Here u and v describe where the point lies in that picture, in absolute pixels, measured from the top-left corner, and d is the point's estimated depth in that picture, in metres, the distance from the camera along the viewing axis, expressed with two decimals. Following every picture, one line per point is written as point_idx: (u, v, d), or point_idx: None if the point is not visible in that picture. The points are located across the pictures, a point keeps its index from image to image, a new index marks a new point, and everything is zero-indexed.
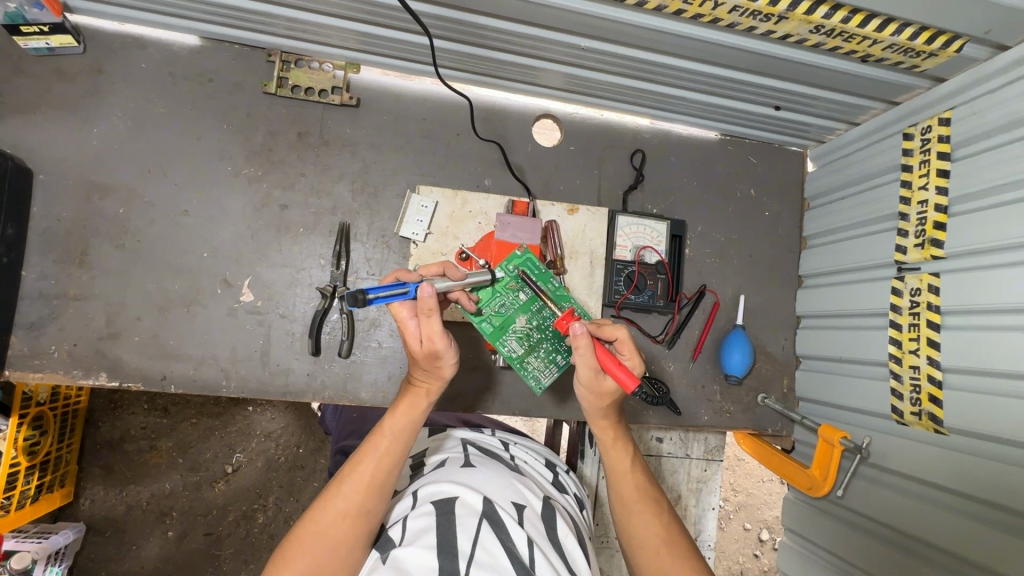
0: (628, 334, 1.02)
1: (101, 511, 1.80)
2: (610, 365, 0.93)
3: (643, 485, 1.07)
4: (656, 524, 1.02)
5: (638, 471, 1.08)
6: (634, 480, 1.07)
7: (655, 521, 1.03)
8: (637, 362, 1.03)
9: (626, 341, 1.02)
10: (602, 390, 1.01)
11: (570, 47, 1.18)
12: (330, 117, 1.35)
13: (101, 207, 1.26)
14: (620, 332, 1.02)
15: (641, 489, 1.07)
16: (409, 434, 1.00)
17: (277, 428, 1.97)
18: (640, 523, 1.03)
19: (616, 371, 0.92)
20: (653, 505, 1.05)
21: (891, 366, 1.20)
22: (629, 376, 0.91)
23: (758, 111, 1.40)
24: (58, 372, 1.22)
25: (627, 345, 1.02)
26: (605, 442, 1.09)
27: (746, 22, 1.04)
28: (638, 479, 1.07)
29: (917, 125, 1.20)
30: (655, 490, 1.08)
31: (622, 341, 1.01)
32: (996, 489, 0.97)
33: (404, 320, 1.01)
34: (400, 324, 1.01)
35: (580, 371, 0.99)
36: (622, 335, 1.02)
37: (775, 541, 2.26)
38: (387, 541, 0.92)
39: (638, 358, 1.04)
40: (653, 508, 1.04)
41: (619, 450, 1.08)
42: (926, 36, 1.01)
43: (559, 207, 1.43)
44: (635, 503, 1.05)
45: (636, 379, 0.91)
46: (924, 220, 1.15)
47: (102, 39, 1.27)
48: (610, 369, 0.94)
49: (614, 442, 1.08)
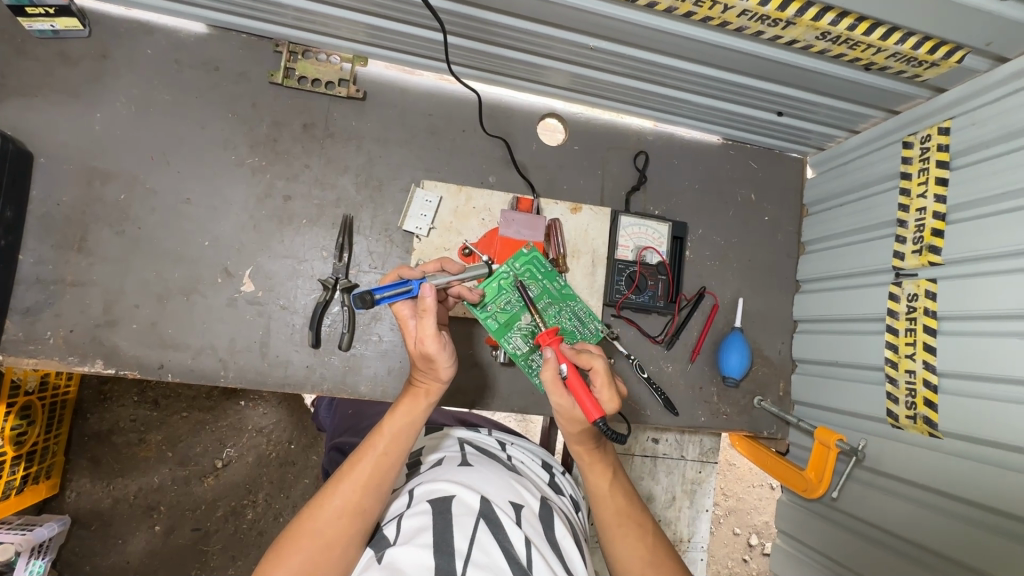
0: (604, 366, 0.97)
1: (86, 504, 1.77)
2: (577, 392, 0.92)
3: (624, 508, 1.06)
4: (640, 547, 1.02)
5: (619, 493, 1.07)
6: (615, 503, 1.06)
7: (637, 543, 1.02)
8: (611, 398, 0.96)
9: (600, 372, 0.97)
10: (573, 418, 1.00)
11: (580, 46, 1.19)
12: (335, 109, 1.35)
13: (102, 192, 1.24)
14: (595, 361, 0.98)
15: (622, 512, 1.05)
16: (409, 434, 0.99)
17: (268, 424, 1.95)
18: (623, 547, 1.02)
19: (582, 399, 0.91)
20: (635, 528, 1.04)
21: (887, 370, 1.21)
22: (594, 406, 0.90)
23: (759, 116, 1.42)
24: (53, 358, 1.20)
25: (602, 377, 0.97)
26: (584, 466, 1.07)
27: (754, 26, 1.05)
28: (619, 501, 1.06)
29: (917, 133, 1.22)
30: (639, 510, 1.07)
31: (596, 371, 0.97)
32: (989, 493, 0.98)
33: (404, 320, 1.02)
34: (401, 324, 1.02)
35: (552, 397, 0.99)
36: (597, 365, 0.97)
37: (764, 546, 2.27)
38: (382, 539, 0.91)
39: (613, 394, 0.96)
40: (636, 531, 1.04)
41: (598, 474, 1.06)
42: (928, 46, 1.03)
43: (562, 206, 1.44)
44: (616, 527, 1.04)
45: (600, 410, 0.90)
46: (923, 226, 1.17)
47: (107, 24, 1.26)
48: (577, 396, 0.92)
49: (592, 465, 1.07)
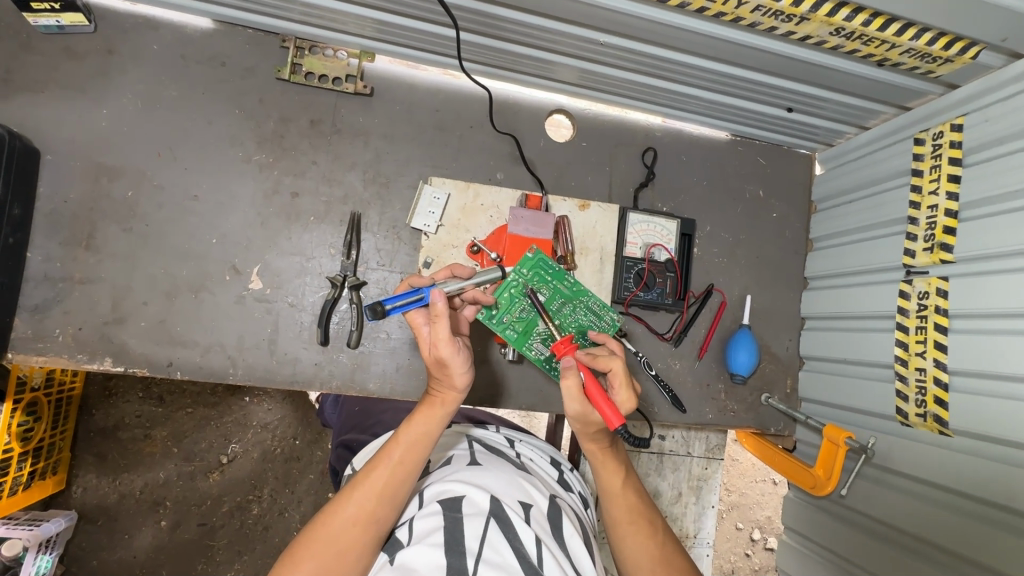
0: (622, 367, 1.01)
1: (93, 500, 1.77)
2: (597, 400, 0.93)
3: (636, 505, 1.05)
4: (649, 545, 1.01)
5: (631, 491, 1.07)
6: (626, 501, 1.05)
7: (646, 541, 1.02)
8: (628, 399, 0.99)
9: (619, 373, 1.00)
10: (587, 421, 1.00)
11: (590, 42, 1.18)
12: (343, 105, 1.34)
13: (109, 188, 1.24)
14: (613, 363, 1.01)
15: (634, 510, 1.05)
16: (425, 443, 0.98)
17: (274, 420, 1.95)
18: (632, 545, 1.02)
19: (602, 407, 0.92)
20: (646, 526, 1.03)
21: (897, 368, 1.21)
22: (614, 413, 0.91)
23: (769, 112, 1.41)
24: (62, 356, 1.20)
25: (620, 377, 1.00)
26: (596, 463, 1.08)
27: (768, 22, 1.04)
28: (630, 499, 1.06)
29: (928, 130, 1.21)
30: (650, 509, 1.06)
31: (615, 373, 1.00)
32: (999, 491, 0.99)
33: (419, 327, 1.04)
34: (416, 332, 1.03)
35: (568, 402, 0.99)
36: (616, 366, 1.01)
37: (767, 541, 2.28)
38: (395, 542, 0.91)
39: (630, 394, 1.00)
40: (646, 528, 1.03)
41: (610, 471, 1.07)
42: (943, 42, 1.02)
43: (571, 203, 1.43)
44: (626, 525, 1.03)
45: (621, 417, 0.91)
46: (934, 224, 1.16)
47: (113, 19, 1.25)
48: (597, 403, 0.93)
49: (604, 463, 1.07)
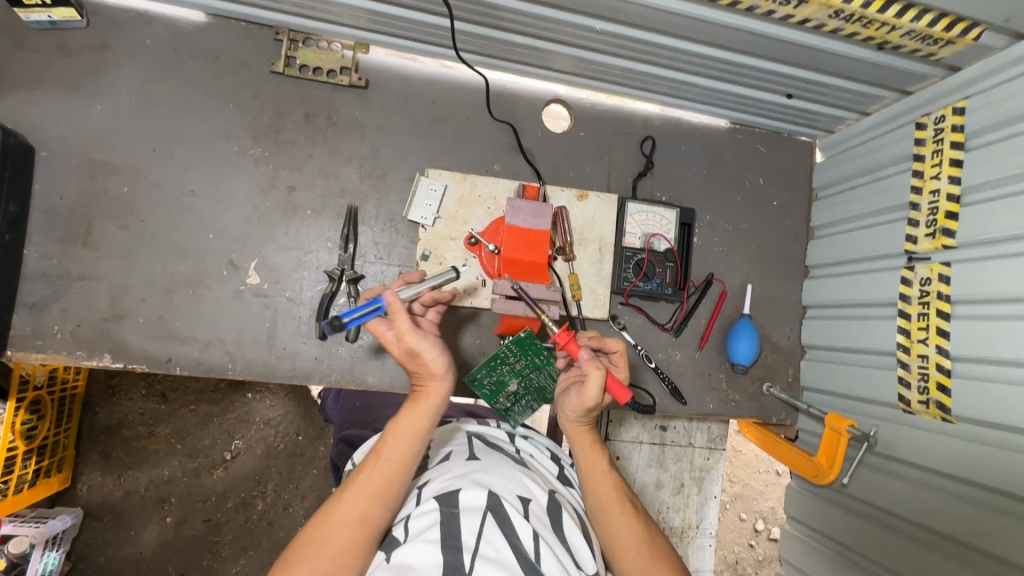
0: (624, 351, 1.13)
1: (98, 497, 1.78)
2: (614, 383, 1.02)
3: (619, 488, 1.10)
4: (634, 526, 1.04)
5: (613, 475, 1.11)
6: (610, 482, 1.10)
7: (631, 523, 1.05)
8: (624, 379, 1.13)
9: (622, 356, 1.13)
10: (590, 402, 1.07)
11: (585, 30, 1.17)
12: (338, 98, 1.33)
13: (105, 185, 1.23)
14: (619, 347, 1.13)
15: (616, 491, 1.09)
16: (415, 437, 0.98)
17: (276, 416, 1.96)
18: (618, 526, 1.04)
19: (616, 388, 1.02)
20: (630, 509, 1.07)
21: (900, 355, 1.20)
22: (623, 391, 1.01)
23: (768, 99, 1.39)
24: (61, 353, 1.20)
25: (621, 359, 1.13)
26: (582, 446, 1.13)
27: (766, 6, 1.02)
28: (614, 482, 1.10)
29: (930, 115, 1.20)
30: (631, 494, 1.10)
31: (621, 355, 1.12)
32: (1003, 476, 0.98)
33: (383, 335, 1.03)
34: (381, 339, 1.03)
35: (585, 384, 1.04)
36: (622, 350, 1.13)
37: (771, 531, 2.28)
38: (392, 540, 0.92)
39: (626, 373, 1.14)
40: (630, 510, 1.07)
41: (594, 453, 1.12)
42: (944, 23, 1.00)
43: (569, 193, 1.42)
44: (612, 505, 1.07)
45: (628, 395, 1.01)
46: (936, 210, 1.15)
47: (105, 14, 1.24)
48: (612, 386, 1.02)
49: (590, 445, 1.13)
